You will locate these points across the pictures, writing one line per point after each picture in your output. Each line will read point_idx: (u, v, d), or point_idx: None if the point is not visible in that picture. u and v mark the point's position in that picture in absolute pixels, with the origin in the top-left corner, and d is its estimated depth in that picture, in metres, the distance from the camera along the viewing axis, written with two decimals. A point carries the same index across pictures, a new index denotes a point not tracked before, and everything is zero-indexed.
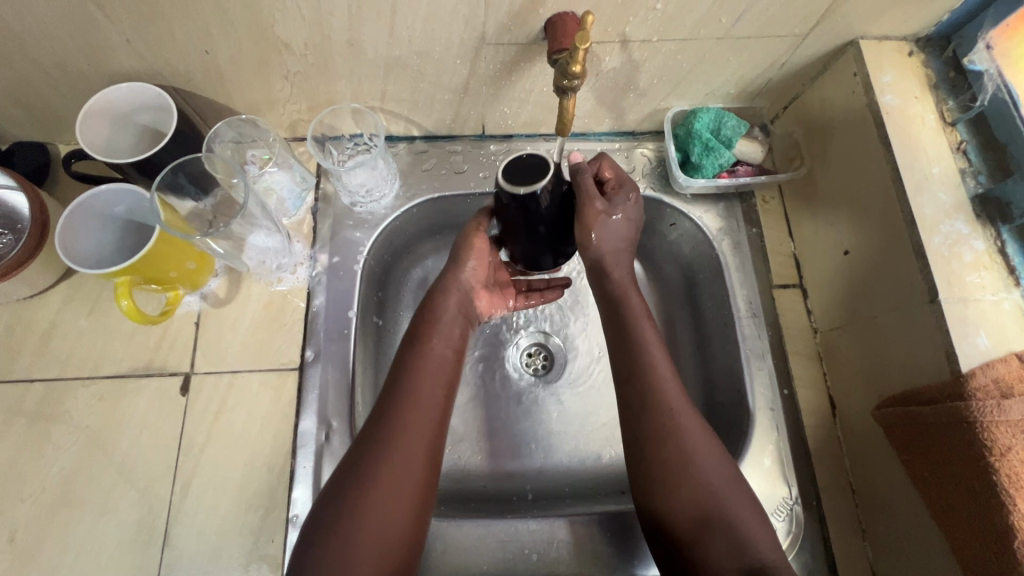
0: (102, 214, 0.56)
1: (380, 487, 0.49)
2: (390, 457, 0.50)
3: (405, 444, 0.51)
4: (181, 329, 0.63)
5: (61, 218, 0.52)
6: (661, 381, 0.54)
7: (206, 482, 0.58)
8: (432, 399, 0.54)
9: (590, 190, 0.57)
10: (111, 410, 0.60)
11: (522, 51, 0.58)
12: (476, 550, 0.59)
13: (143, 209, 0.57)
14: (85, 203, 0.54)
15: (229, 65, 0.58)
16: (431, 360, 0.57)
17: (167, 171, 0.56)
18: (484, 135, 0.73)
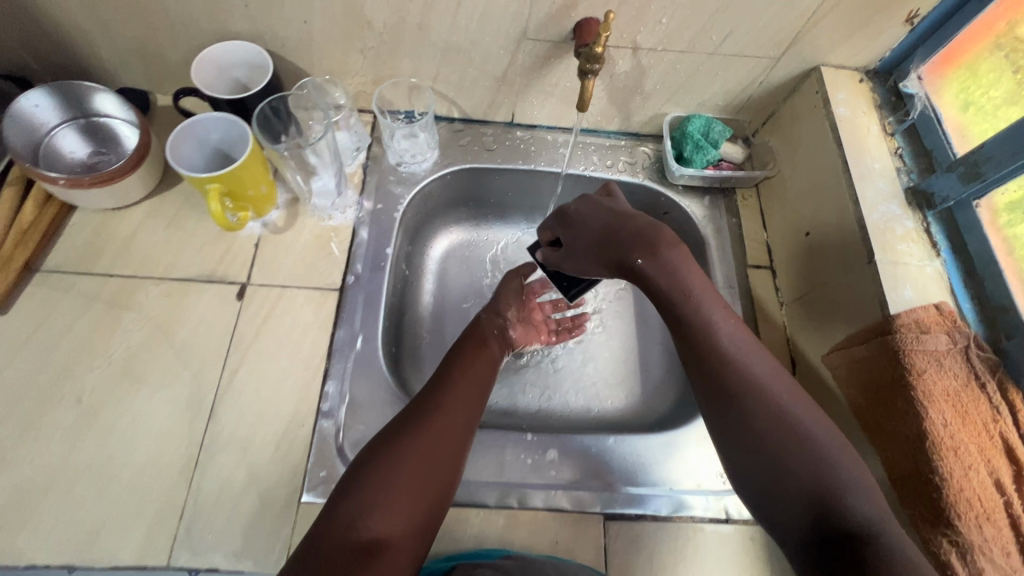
0: (200, 136, 0.69)
1: (408, 470, 0.52)
2: (427, 430, 0.55)
3: (441, 422, 0.57)
4: (242, 248, 0.74)
5: (175, 132, 0.65)
6: (740, 368, 0.53)
7: (250, 373, 0.67)
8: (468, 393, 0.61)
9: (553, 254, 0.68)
10: (175, 305, 0.70)
11: (554, 48, 0.73)
12: (478, 453, 0.67)
13: (231, 136, 0.69)
14: (192, 124, 0.66)
15: (320, 36, 0.72)
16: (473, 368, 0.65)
17: (264, 101, 0.71)
18: (513, 123, 0.87)
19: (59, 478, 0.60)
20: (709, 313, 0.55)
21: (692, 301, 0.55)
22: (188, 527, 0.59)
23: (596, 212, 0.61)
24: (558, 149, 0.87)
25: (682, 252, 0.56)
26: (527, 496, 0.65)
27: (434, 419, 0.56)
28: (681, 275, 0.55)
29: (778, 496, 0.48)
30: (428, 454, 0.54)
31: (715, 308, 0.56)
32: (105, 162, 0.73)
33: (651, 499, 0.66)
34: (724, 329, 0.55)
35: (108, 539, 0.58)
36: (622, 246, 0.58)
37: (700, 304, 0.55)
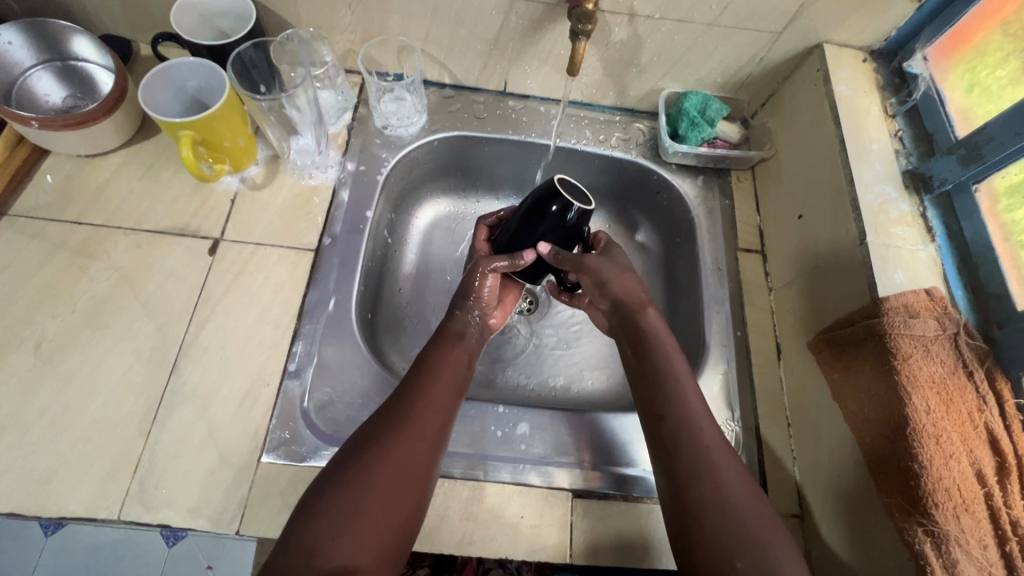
0: (179, 82, 0.67)
1: (381, 477, 0.48)
2: (392, 453, 0.50)
3: (408, 438, 0.51)
4: (218, 202, 0.72)
5: (148, 76, 0.63)
6: (696, 419, 0.54)
7: (216, 329, 0.65)
8: (438, 400, 0.56)
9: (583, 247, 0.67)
10: (144, 257, 0.68)
11: (547, 11, 0.70)
12: None
13: (210, 81, 0.66)
14: (167, 68, 0.64)
15: None
16: (444, 372, 0.58)
17: (247, 43, 0.68)
18: (505, 91, 0.85)
19: (11, 424, 0.58)
20: (678, 372, 0.58)
21: (658, 348, 0.60)
22: (141, 482, 0.57)
23: (634, 271, 0.66)
24: (551, 121, 0.85)
25: (656, 315, 0.63)
26: (496, 469, 0.63)
27: (400, 436, 0.51)
28: (655, 333, 0.61)
29: (703, 539, 0.48)
30: (395, 479, 0.49)
31: (676, 358, 0.59)
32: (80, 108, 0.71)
33: (638, 480, 0.64)
34: (693, 394, 0.56)
35: (57, 490, 0.56)
36: (633, 300, 0.64)
37: (667, 358, 0.59)
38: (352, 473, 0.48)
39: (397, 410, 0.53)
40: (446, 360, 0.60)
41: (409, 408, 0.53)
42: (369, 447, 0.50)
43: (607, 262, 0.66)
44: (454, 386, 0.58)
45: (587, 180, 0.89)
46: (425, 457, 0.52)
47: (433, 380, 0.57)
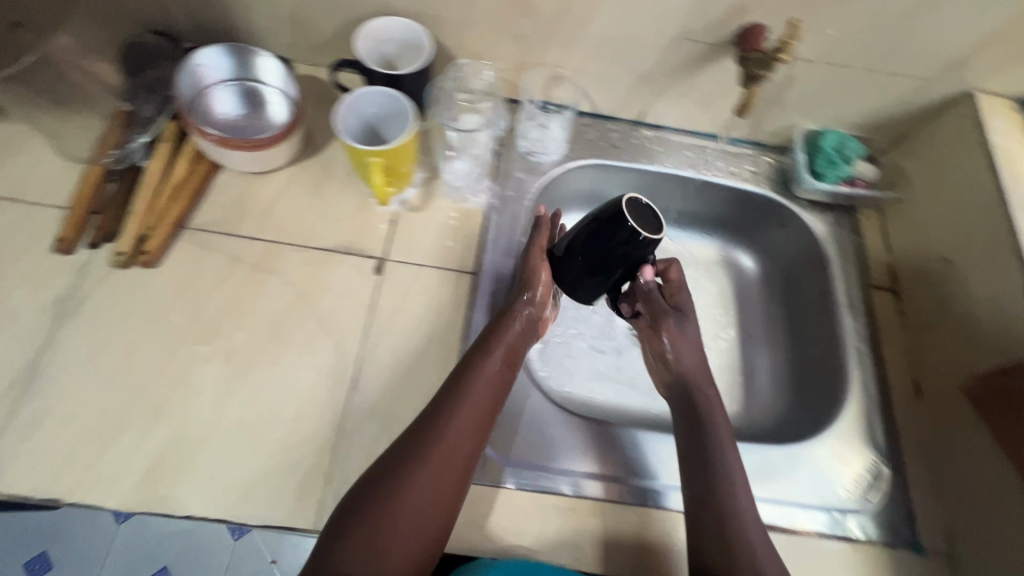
0: (361, 109, 0.70)
1: (417, 498, 0.50)
2: (421, 476, 0.50)
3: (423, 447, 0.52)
4: (379, 222, 0.75)
5: (342, 106, 0.67)
6: (732, 486, 0.58)
7: (388, 347, 0.68)
8: (472, 406, 0.55)
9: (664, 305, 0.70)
10: (316, 274, 0.71)
11: (711, 51, 0.72)
12: (612, 446, 0.67)
13: (389, 109, 0.70)
14: (354, 101, 0.68)
15: (480, 18, 0.72)
16: (480, 381, 0.57)
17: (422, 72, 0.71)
18: (640, 122, 0.87)
19: (212, 433, 0.61)
20: (720, 436, 0.61)
21: (707, 407, 0.64)
22: (334, 495, 0.60)
23: (694, 343, 0.69)
24: (684, 153, 0.87)
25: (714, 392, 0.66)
26: (662, 497, 0.64)
27: (433, 456, 0.52)
28: (713, 413, 0.64)
29: None
30: (430, 484, 0.50)
31: (724, 426, 0.62)
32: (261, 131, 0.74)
33: (659, 494, 0.64)
34: (733, 457, 0.60)
35: (258, 499, 0.59)
36: (692, 376, 0.67)
37: (716, 421, 0.63)
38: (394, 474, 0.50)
39: (434, 420, 0.54)
40: (487, 366, 0.58)
41: (437, 426, 0.53)
42: (399, 461, 0.51)
43: (679, 333, 0.69)
44: (492, 391, 0.57)
45: (710, 209, 0.91)
46: (462, 464, 0.53)
47: (461, 390, 0.56)
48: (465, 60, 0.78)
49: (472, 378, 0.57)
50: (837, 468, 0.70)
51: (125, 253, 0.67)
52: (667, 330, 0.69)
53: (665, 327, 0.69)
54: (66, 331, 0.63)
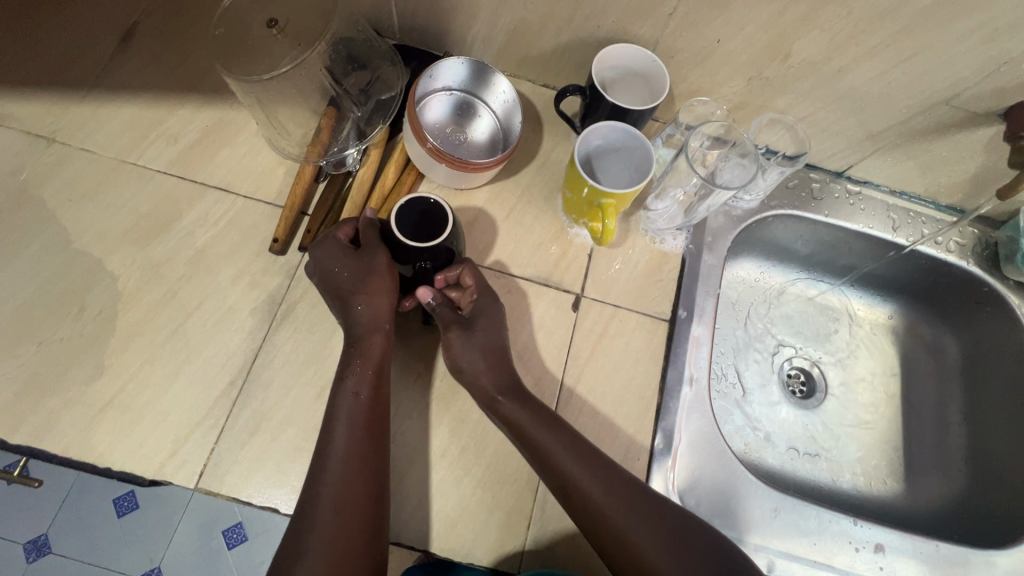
0: (592, 142, 0.67)
1: (320, 507, 0.51)
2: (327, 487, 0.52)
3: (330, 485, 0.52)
4: (577, 255, 0.73)
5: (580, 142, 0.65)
6: (617, 506, 0.54)
7: (586, 390, 0.66)
8: (349, 445, 0.54)
9: (446, 320, 0.61)
10: (516, 303, 0.69)
11: (967, 118, 0.67)
12: (810, 528, 0.64)
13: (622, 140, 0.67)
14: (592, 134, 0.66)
15: (721, 56, 0.67)
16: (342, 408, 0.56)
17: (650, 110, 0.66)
18: (843, 174, 0.82)
19: (419, 458, 0.62)
20: (581, 476, 0.55)
21: (546, 449, 0.57)
22: (535, 537, 0.60)
23: (495, 348, 0.62)
24: (886, 213, 0.82)
25: (545, 420, 0.58)
26: None
27: (331, 464, 0.53)
28: (524, 418, 0.58)
29: None
30: (326, 526, 0.50)
31: (529, 409, 0.59)
32: (475, 152, 0.71)
33: (768, 561, 0.62)
34: (604, 471, 0.56)
35: (464, 532, 0.60)
36: (484, 390, 0.60)
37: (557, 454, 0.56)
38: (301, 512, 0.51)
39: (326, 426, 0.55)
40: (347, 392, 0.56)
41: (345, 434, 0.54)
42: (315, 471, 0.53)
43: (462, 341, 0.61)
44: (363, 423, 0.55)
45: (896, 272, 0.86)
46: (363, 505, 0.52)
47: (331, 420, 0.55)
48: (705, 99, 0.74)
49: (335, 409, 0.56)
50: None
51: None
52: (452, 341, 0.61)
53: (451, 338, 0.61)
54: (280, 337, 0.63)
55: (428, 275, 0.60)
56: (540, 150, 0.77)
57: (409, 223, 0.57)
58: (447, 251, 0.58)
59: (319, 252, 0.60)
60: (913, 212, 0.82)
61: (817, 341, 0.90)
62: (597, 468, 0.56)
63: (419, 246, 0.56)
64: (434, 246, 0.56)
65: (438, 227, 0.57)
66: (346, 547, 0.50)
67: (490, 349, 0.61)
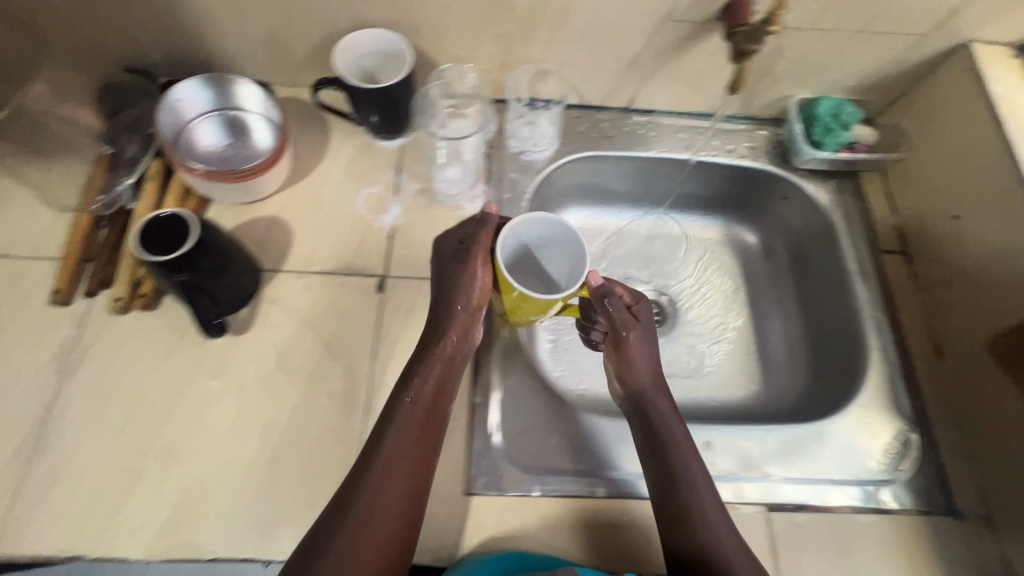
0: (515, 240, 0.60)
1: (353, 510, 0.50)
2: (369, 490, 0.51)
3: (388, 487, 0.51)
4: (377, 240, 0.74)
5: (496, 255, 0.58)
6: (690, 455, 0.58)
7: (401, 364, 0.67)
8: (399, 446, 0.53)
9: (626, 322, 0.62)
10: (320, 298, 0.70)
11: (696, 29, 0.70)
12: (631, 444, 0.66)
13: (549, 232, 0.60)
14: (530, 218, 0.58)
15: (457, 21, 0.70)
16: (404, 414, 0.55)
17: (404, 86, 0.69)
18: (630, 108, 0.86)
19: (227, 476, 0.60)
20: (677, 437, 0.59)
21: (655, 412, 0.61)
22: None
23: (649, 354, 0.63)
24: (678, 134, 0.85)
25: (669, 404, 0.62)
26: None
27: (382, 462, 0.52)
28: (641, 379, 0.63)
29: None
30: (377, 523, 0.50)
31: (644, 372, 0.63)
32: (239, 154, 0.73)
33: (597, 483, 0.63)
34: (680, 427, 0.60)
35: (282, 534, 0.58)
36: (642, 389, 0.62)
37: (663, 418, 0.61)
38: (342, 504, 0.50)
39: (377, 433, 0.54)
40: (422, 398, 0.56)
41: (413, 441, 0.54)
42: (365, 479, 0.52)
43: (642, 343, 0.63)
44: (418, 428, 0.55)
45: (710, 187, 0.90)
46: (404, 509, 0.51)
47: (405, 422, 0.55)
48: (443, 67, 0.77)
49: (392, 413, 0.55)
50: (865, 437, 0.68)
51: (122, 299, 0.65)
52: (631, 340, 0.62)
53: (629, 336, 0.62)
54: (71, 386, 0.62)
55: (200, 287, 0.60)
56: (328, 149, 0.79)
57: (151, 239, 0.57)
58: (203, 256, 0.58)
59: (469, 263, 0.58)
60: (706, 129, 0.86)
61: (662, 269, 0.91)
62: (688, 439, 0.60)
63: (164, 257, 0.56)
64: (182, 255, 0.56)
65: (187, 238, 0.57)
66: (391, 545, 0.50)
67: (654, 365, 0.63)
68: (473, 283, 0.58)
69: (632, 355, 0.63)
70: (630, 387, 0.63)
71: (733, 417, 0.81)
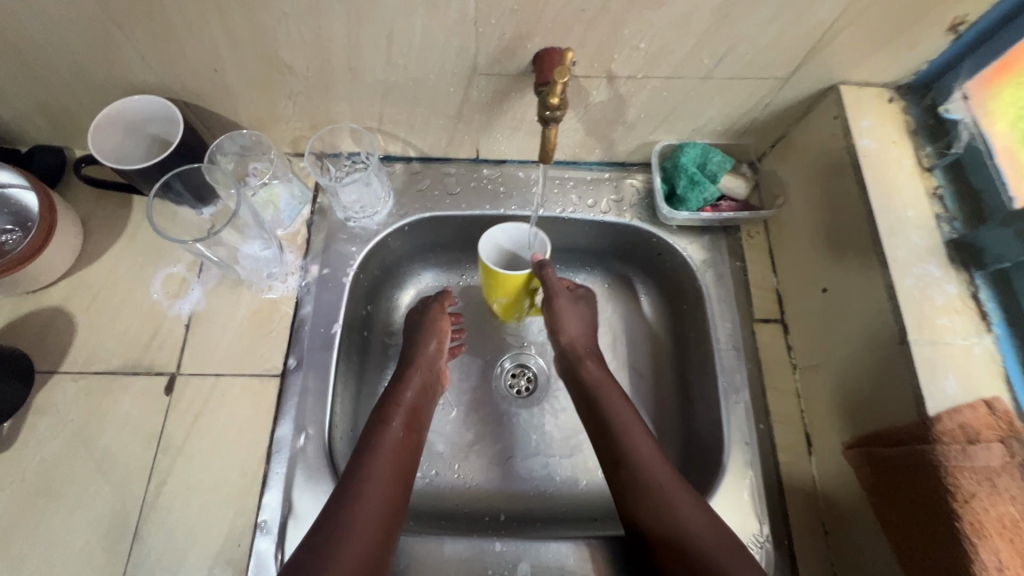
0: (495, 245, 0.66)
1: (341, 529, 0.50)
2: (354, 515, 0.51)
3: (359, 518, 0.51)
4: (171, 331, 0.66)
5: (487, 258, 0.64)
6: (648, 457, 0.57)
7: (179, 483, 0.59)
8: (382, 476, 0.54)
9: (558, 285, 0.64)
10: (97, 404, 0.62)
11: (512, 82, 0.60)
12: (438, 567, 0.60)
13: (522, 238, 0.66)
14: (496, 232, 0.65)
15: (236, 83, 0.61)
16: (385, 447, 0.56)
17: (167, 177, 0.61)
18: (478, 159, 0.75)
19: None
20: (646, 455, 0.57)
21: (618, 422, 0.59)
22: None
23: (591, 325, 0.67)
24: (532, 187, 0.76)
25: (599, 366, 0.64)
26: None
27: (364, 488, 0.53)
28: (604, 392, 0.62)
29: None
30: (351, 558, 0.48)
31: (608, 387, 0.62)
32: (11, 241, 0.65)
33: None
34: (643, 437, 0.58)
35: None
36: (575, 351, 0.65)
37: (632, 435, 0.58)
38: (328, 542, 0.49)
39: (351, 465, 0.55)
40: (390, 433, 0.58)
41: (354, 467, 0.54)
42: (327, 511, 0.51)
43: (570, 305, 0.65)
44: (396, 457, 0.57)
45: (581, 243, 0.78)
46: (377, 536, 0.51)
47: (381, 454, 0.56)
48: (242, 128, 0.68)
49: (371, 444, 0.56)
50: None
51: None
52: (563, 305, 0.64)
53: (561, 301, 0.64)
54: None
55: None
56: (127, 224, 0.70)
57: None
58: None
59: (428, 317, 0.68)
60: (565, 180, 0.76)
61: (532, 330, 0.80)
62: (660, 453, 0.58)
63: None
64: None
65: None
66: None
67: (589, 325, 0.67)
68: (427, 345, 0.66)
69: (608, 381, 0.63)
70: (562, 345, 0.66)
71: (602, 513, 0.70)
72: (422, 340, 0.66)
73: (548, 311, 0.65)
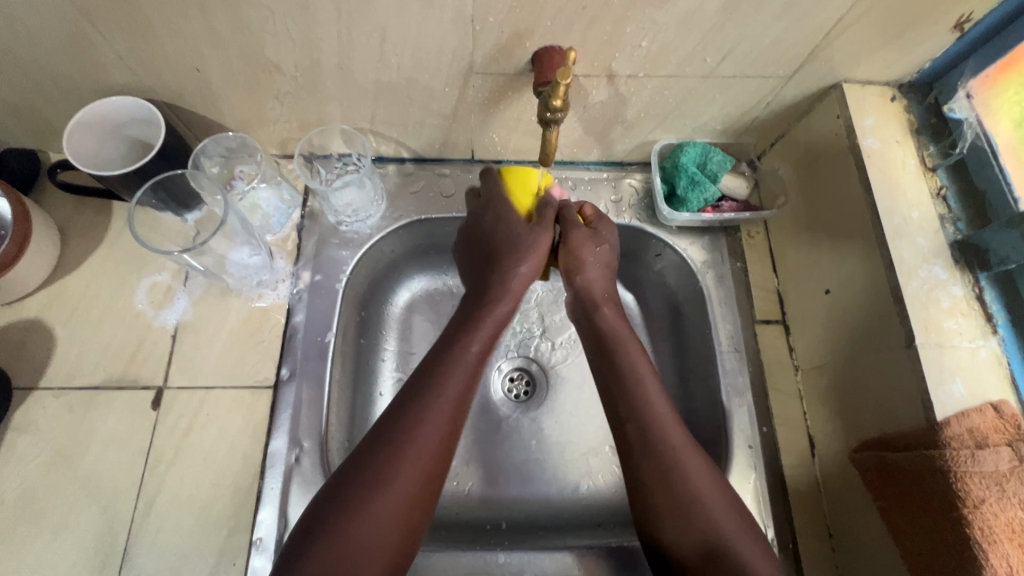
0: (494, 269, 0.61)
1: (410, 454, 0.48)
2: (423, 433, 0.49)
3: (420, 438, 0.49)
4: (156, 343, 0.63)
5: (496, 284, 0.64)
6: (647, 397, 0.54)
7: (168, 502, 0.57)
8: (457, 397, 0.51)
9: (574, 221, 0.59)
10: (80, 422, 0.59)
11: (510, 81, 0.58)
12: None
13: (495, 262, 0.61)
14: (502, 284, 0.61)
15: (220, 83, 0.58)
16: (457, 364, 0.53)
17: (147, 188, 0.58)
18: (473, 159, 0.73)
19: None
20: (688, 468, 0.51)
21: (630, 374, 0.55)
22: None
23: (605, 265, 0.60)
24: None
25: (615, 313, 0.59)
26: None
27: (432, 407, 0.50)
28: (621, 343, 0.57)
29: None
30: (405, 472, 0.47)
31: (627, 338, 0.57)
32: None
33: None
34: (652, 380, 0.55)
35: None
36: (591, 297, 0.59)
37: (658, 418, 0.53)
38: (389, 443, 0.48)
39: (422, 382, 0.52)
40: (468, 355, 0.53)
41: (429, 387, 0.51)
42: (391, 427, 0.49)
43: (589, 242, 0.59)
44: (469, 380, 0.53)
45: None
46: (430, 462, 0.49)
47: (449, 369, 0.52)
48: (228, 130, 0.65)
49: (449, 360, 0.53)
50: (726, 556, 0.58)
51: None
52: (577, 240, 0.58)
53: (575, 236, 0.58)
54: None
55: None
56: (108, 232, 0.67)
57: None
58: None
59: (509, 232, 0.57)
60: (565, 180, 0.74)
61: (531, 333, 0.79)
62: (692, 447, 0.52)
63: None
64: None
65: None
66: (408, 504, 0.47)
67: (608, 265, 0.61)
68: (515, 260, 0.56)
69: (649, 392, 0.54)
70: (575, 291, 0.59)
71: (603, 518, 0.69)
72: (526, 228, 0.57)
73: (564, 248, 0.58)
